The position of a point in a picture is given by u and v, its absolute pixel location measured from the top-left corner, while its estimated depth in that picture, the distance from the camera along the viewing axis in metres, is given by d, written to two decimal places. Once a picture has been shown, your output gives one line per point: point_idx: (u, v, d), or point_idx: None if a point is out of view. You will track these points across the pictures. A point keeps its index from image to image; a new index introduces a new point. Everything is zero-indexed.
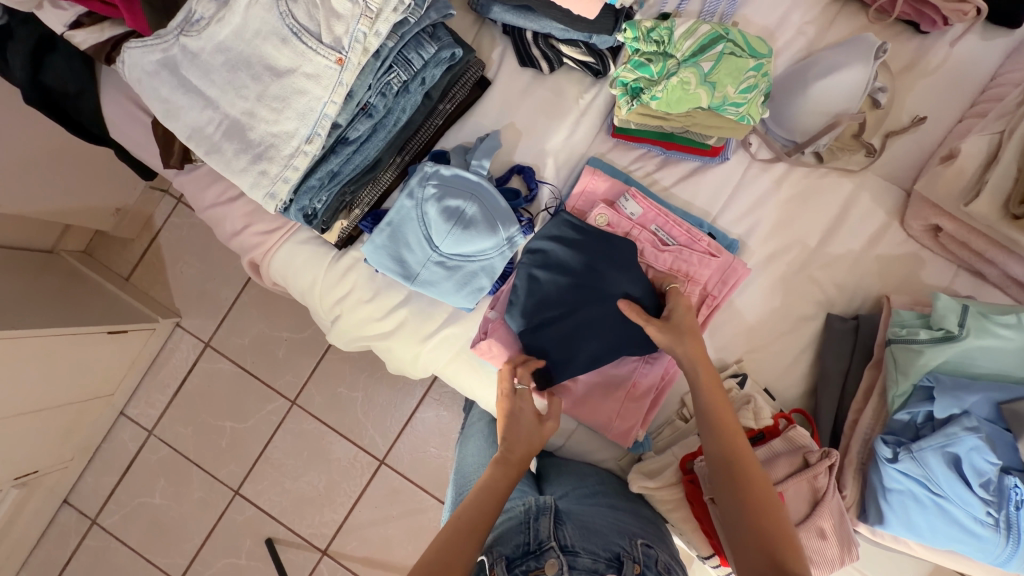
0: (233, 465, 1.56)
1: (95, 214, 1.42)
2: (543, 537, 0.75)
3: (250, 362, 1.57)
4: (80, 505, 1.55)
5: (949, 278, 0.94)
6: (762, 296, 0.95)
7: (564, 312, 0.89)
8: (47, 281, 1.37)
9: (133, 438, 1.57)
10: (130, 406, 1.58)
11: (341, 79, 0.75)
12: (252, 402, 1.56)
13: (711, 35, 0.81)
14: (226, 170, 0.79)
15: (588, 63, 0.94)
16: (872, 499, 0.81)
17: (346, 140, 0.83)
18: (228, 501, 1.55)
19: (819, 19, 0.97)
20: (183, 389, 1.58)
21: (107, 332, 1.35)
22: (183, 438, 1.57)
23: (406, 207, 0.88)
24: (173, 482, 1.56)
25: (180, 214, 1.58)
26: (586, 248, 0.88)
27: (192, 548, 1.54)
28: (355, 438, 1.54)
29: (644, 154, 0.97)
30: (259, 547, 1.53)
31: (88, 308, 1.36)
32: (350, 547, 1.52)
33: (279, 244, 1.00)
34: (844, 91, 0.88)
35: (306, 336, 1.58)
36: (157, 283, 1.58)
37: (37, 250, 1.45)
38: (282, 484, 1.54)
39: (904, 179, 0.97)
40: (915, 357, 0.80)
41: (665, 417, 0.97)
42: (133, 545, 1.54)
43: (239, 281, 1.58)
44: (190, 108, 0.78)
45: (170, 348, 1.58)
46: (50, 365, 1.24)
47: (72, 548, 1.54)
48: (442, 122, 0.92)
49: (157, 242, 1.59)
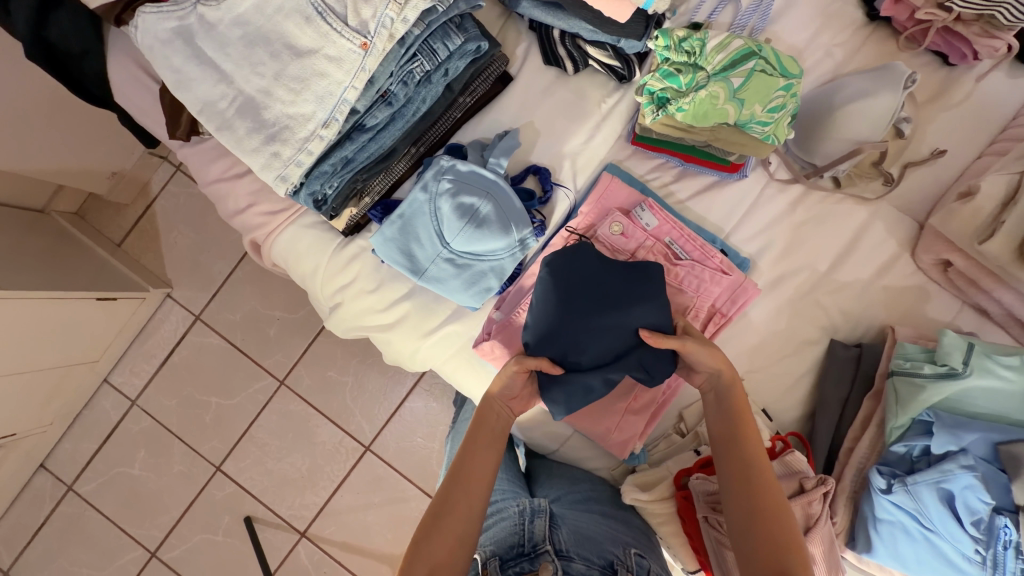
0: (216, 441, 1.54)
1: (90, 176, 1.38)
2: (537, 541, 0.76)
3: (241, 339, 1.54)
4: (57, 471, 1.52)
5: (953, 313, 0.95)
6: (767, 316, 0.95)
7: (576, 329, 0.83)
8: (34, 241, 1.33)
9: (115, 406, 1.54)
10: (114, 374, 1.55)
11: (364, 65, 0.73)
12: (240, 379, 1.54)
13: (744, 50, 0.78)
14: (236, 148, 0.76)
15: (614, 67, 0.92)
16: (862, 528, 0.82)
17: (363, 127, 0.81)
18: (209, 476, 1.53)
19: (847, 42, 0.97)
20: (170, 361, 1.55)
21: (96, 299, 1.32)
22: (167, 411, 1.54)
23: (419, 200, 0.85)
24: (154, 453, 1.53)
25: (177, 182, 1.54)
26: (602, 276, 0.86)
27: (169, 521, 1.52)
28: (342, 423, 1.53)
29: (662, 164, 0.96)
30: (237, 525, 1.52)
31: (76, 273, 1.32)
32: (329, 531, 1.51)
33: (283, 227, 0.98)
34: (873, 117, 0.86)
35: (298, 316, 1.55)
36: (150, 251, 1.55)
37: (26, 208, 1.40)
38: (264, 464, 1.53)
39: (919, 211, 0.97)
40: (917, 392, 0.80)
41: (662, 430, 0.96)
42: (109, 514, 1.52)
43: (235, 256, 1.55)
44: (203, 81, 0.75)
45: (159, 318, 1.55)
46: (34, 329, 1.21)
47: (46, 513, 1.51)
48: (460, 115, 0.91)
49: (152, 210, 1.55)
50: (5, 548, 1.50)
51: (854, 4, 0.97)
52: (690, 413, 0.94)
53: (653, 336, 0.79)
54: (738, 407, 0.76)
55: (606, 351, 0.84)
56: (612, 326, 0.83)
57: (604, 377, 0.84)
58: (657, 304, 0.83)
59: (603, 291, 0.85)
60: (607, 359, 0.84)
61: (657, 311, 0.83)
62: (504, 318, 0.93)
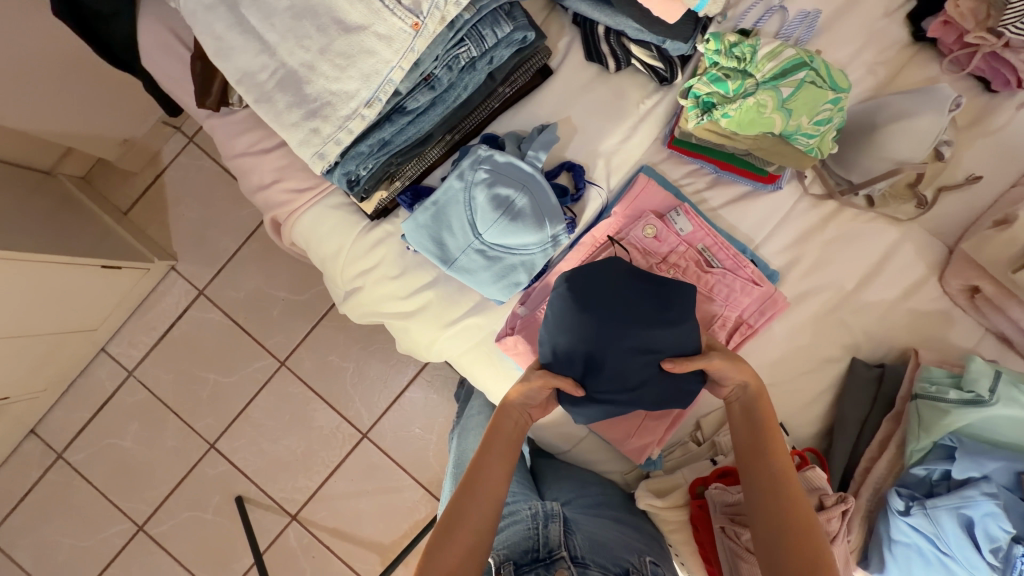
0: (211, 418, 1.52)
1: (101, 142, 1.36)
2: (553, 546, 0.76)
3: (243, 317, 1.52)
4: (47, 438, 1.50)
5: (975, 339, 0.94)
6: (791, 331, 0.94)
7: (595, 345, 0.81)
8: (40, 203, 1.30)
9: (111, 376, 1.52)
10: (112, 343, 1.52)
11: (414, 45, 0.70)
12: (239, 357, 1.52)
13: (796, 60, 0.77)
14: (275, 122, 0.74)
15: (657, 68, 0.91)
16: (876, 548, 0.82)
17: (404, 110, 0.79)
18: (202, 453, 1.51)
19: (891, 61, 0.96)
20: (169, 334, 1.53)
21: (99, 267, 1.29)
22: (164, 384, 1.52)
23: (454, 188, 0.83)
24: (147, 426, 1.51)
25: (189, 153, 1.52)
26: (626, 296, 0.83)
27: (158, 495, 1.50)
28: (341, 408, 1.51)
29: (696, 171, 0.95)
30: (228, 504, 1.50)
31: (80, 239, 1.29)
32: (320, 515, 1.50)
33: (308, 206, 0.96)
34: (916, 138, 0.86)
35: (304, 298, 1.53)
36: (156, 222, 1.52)
37: (33, 168, 1.36)
38: (259, 444, 1.51)
39: (949, 235, 0.97)
40: (940, 417, 0.81)
41: (678, 437, 0.95)
42: (97, 485, 1.50)
43: (243, 233, 1.53)
44: (244, 50, 0.73)
45: (162, 289, 1.53)
46: (37, 292, 1.18)
47: (33, 480, 1.49)
48: (498, 105, 0.90)
49: (161, 180, 1.52)
50: None
51: (901, 22, 0.96)
52: (708, 422, 0.93)
53: (678, 364, 0.77)
54: (763, 411, 0.77)
55: (624, 371, 0.82)
56: (631, 347, 0.81)
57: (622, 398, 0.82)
58: (680, 330, 0.81)
59: (627, 311, 0.82)
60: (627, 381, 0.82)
61: (681, 336, 0.81)
62: (529, 314, 0.92)
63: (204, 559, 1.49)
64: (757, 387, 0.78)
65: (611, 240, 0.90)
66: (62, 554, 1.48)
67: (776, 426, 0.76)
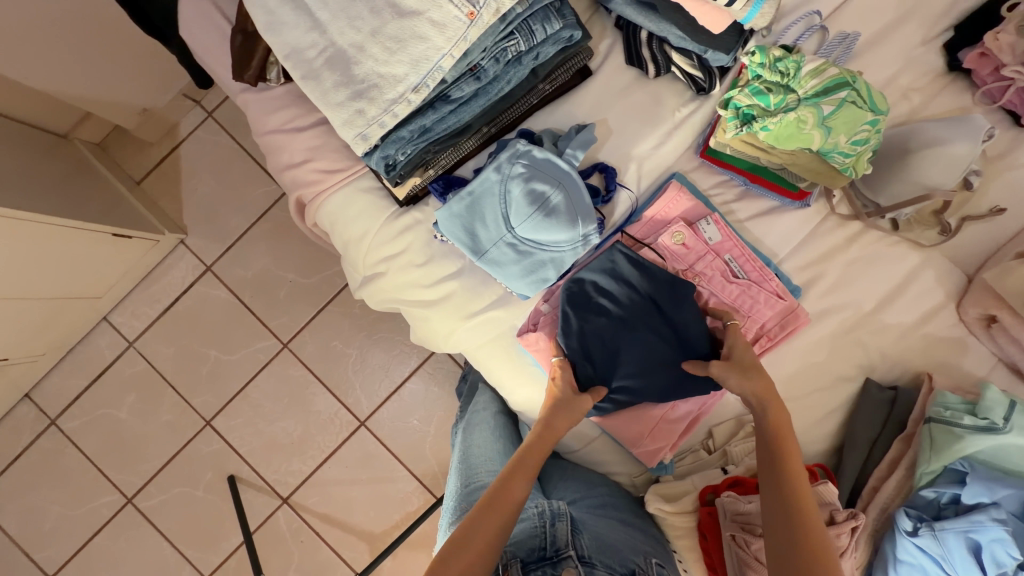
0: (209, 395, 1.51)
1: (120, 109, 1.35)
2: (560, 545, 0.74)
3: (249, 297, 1.52)
4: (42, 403, 1.48)
5: (987, 368, 0.95)
6: (808, 347, 0.95)
7: (607, 335, 0.89)
8: (56, 164, 1.29)
9: (111, 346, 1.51)
10: (115, 313, 1.51)
11: (467, 35, 0.70)
12: (242, 336, 1.51)
13: (838, 79, 0.78)
14: (320, 100, 0.74)
15: (696, 77, 0.91)
16: (881, 567, 0.83)
17: (447, 98, 0.79)
18: (197, 430, 1.50)
19: (925, 88, 0.97)
20: (172, 308, 1.52)
21: (110, 235, 1.29)
22: (163, 357, 1.51)
23: (490, 179, 0.84)
24: (144, 399, 1.50)
25: (207, 128, 1.51)
26: (643, 291, 0.89)
27: (150, 469, 1.49)
28: (340, 394, 1.51)
29: (726, 182, 0.96)
30: (219, 482, 1.49)
31: (92, 204, 1.28)
32: (311, 500, 1.49)
33: (336, 187, 0.95)
34: (947, 165, 0.87)
35: (311, 281, 1.52)
36: (169, 194, 1.51)
37: (50, 131, 1.35)
38: (256, 425, 1.50)
39: (970, 264, 0.98)
40: (954, 441, 0.81)
41: (690, 445, 0.95)
42: (89, 455, 1.49)
43: (255, 211, 1.52)
44: (295, 27, 0.74)
45: (168, 263, 1.52)
46: (48, 253, 1.17)
47: (24, 445, 1.48)
48: (536, 101, 0.90)
49: (176, 152, 1.51)
50: None
51: (937, 51, 0.97)
52: (720, 431, 0.94)
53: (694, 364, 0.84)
54: (776, 419, 0.78)
55: (637, 363, 0.88)
56: (642, 337, 0.89)
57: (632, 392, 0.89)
58: (687, 316, 0.88)
59: (639, 304, 0.89)
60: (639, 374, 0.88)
61: (687, 324, 0.88)
62: (552, 312, 0.93)
63: (191, 537, 1.48)
64: (773, 394, 0.79)
65: (638, 243, 0.92)
66: (48, 521, 1.47)
67: (786, 429, 0.77)
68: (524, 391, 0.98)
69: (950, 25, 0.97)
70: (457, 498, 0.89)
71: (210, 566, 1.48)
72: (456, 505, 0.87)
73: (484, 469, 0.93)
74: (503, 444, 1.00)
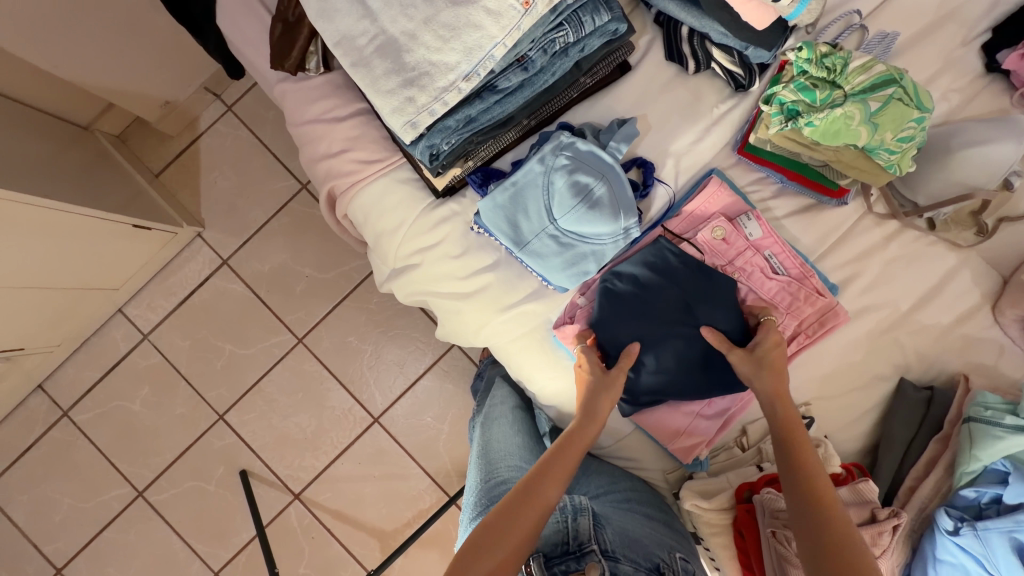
0: (223, 389, 1.50)
1: (141, 100, 1.35)
2: (583, 540, 0.76)
3: (265, 291, 1.51)
4: (54, 395, 1.48)
5: (1022, 370, 0.95)
6: (843, 346, 0.94)
7: (641, 318, 0.88)
8: (79, 154, 1.29)
9: (126, 338, 1.50)
10: (130, 305, 1.51)
11: (521, 24, 0.70)
12: (256, 331, 1.51)
13: (886, 76, 0.78)
14: (369, 88, 0.73)
15: (735, 74, 0.92)
16: (920, 565, 0.83)
17: (494, 88, 0.79)
18: (210, 423, 1.50)
19: (963, 89, 0.97)
20: (188, 301, 1.51)
21: (131, 226, 1.29)
22: (179, 350, 1.51)
23: (534, 171, 0.83)
24: (157, 391, 1.50)
25: (227, 122, 1.51)
26: (681, 280, 0.88)
27: (161, 463, 1.49)
28: (355, 390, 1.50)
29: (762, 179, 0.96)
30: (230, 477, 1.49)
31: (112, 194, 1.28)
32: (324, 497, 1.48)
33: (374, 177, 0.96)
34: (989, 166, 0.87)
35: (328, 277, 1.52)
36: (188, 187, 1.51)
37: (73, 121, 1.36)
38: (270, 420, 1.50)
39: (1005, 266, 0.98)
40: (995, 441, 0.81)
41: (723, 442, 0.95)
42: (101, 448, 1.48)
43: (274, 206, 1.52)
44: (347, 14, 0.74)
45: (185, 256, 1.52)
46: (69, 240, 1.17)
47: (36, 436, 1.47)
48: (576, 94, 0.91)
49: (197, 145, 1.51)
50: None
51: (975, 53, 0.97)
52: (755, 429, 0.93)
53: (712, 335, 0.84)
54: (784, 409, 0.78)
55: (671, 351, 0.88)
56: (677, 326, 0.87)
57: (665, 384, 0.88)
58: (713, 310, 0.87)
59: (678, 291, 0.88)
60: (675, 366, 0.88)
61: (721, 316, 0.87)
62: (588, 305, 0.93)
63: (201, 531, 1.47)
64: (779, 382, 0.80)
65: (678, 238, 0.92)
66: (59, 513, 1.46)
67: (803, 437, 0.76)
68: (553, 385, 0.98)
69: (989, 27, 0.97)
70: (479, 493, 0.88)
71: (220, 562, 1.47)
72: (478, 500, 0.87)
73: (505, 464, 0.92)
74: (522, 438, 1.00)
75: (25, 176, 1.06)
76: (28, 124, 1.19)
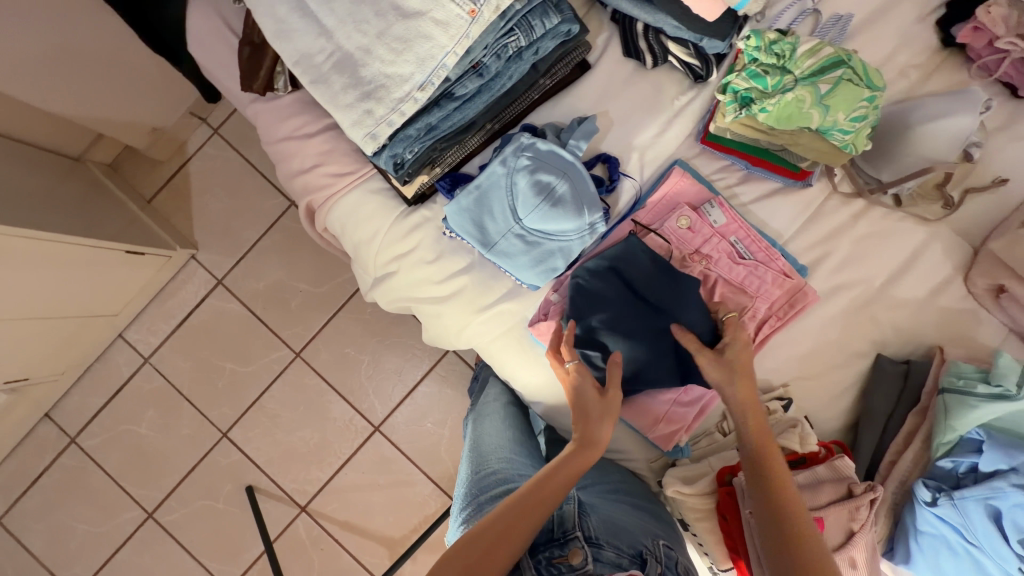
0: (226, 407, 1.53)
1: (130, 129, 1.38)
2: (568, 527, 0.75)
3: (262, 309, 1.54)
4: (62, 422, 1.51)
5: (1000, 339, 0.95)
6: (819, 326, 0.95)
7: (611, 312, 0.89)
8: (74, 185, 1.33)
9: (129, 363, 1.53)
10: (130, 330, 1.54)
11: (470, 32, 0.72)
12: (256, 348, 1.54)
13: (833, 59, 0.80)
14: (329, 103, 0.76)
15: (693, 66, 0.94)
16: (902, 538, 0.84)
17: (452, 96, 0.81)
18: (214, 442, 1.52)
19: (922, 65, 0.98)
20: (187, 322, 1.54)
21: (124, 252, 1.31)
22: (181, 371, 1.54)
23: (496, 173, 0.86)
24: (162, 413, 1.53)
25: (215, 145, 1.54)
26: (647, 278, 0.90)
27: (170, 483, 1.51)
28: (355, 401, 1.53)
29: (728, 166, 0.97)
30: (238, 493, 1.51)
31: (107, 222, 1.31)
32: (330, 508, 1.51)
33: (347, 190, 0.98)
34: (949, 139, 0.88)
35: (323, 290, 1.55)
36: (180, 211, 1.54)
37: (65, 154, 1.39)
38: (273, 435, 1.52)
39: (976, 236, 0.98)
40: (970, 409, 0.82)
41: (704, 428, 0.96)
42: (110, 472, 1.51)
43: (265, 224, 1.55)
44: (305, 33, 0.76)
45: (181, 279, 1.54)
46: (66, 269, 1.20)
47: (47, 463, 1.50)
48: (537, 96, 0.93)
49: (186, 169, 1.55)
50: None
51: (931, 28, 0.99)
52: None
53: (680, 335, 0.85)
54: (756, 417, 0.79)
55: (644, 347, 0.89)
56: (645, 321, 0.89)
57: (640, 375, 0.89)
58: (683, 300, 0.88)
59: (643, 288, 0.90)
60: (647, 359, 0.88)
61: (692, 306, 0.88)
62: (561, 301, 0.93)
63: (213, 548, 1.50)
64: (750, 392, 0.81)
65: (645, 228, 0.93)
66: (74, 538, 1.49)
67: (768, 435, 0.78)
68: (535, 380, 0.99)
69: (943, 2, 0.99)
70: (469, 484, 0.90)
71: None
72: (469, 493, 0.88)
73: (494, 456, 0.94)
74: (514, 432, 1.00)
75: (20, 210, 1.10)
76: (24, 160, 1.24)
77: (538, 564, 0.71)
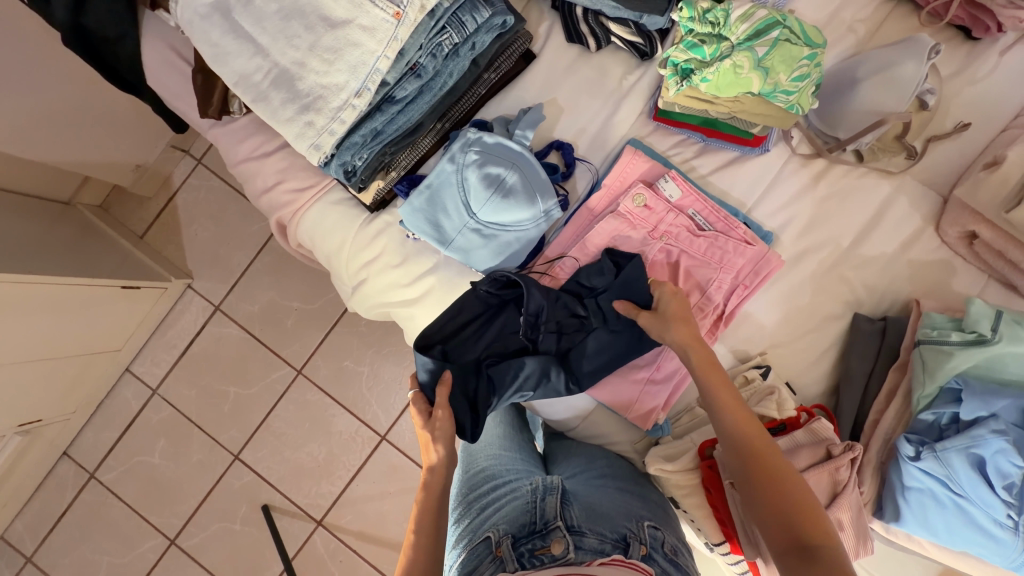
0: (234, 430, 1.53)
1: (114, 169, 1.38)
2: (548, 517, 0.73)
3: (259, 329, 1.53)
4: (79, 459, 1.53)
5: (979, 287, 0.94)
6: (791, 292, 0.94)
7: (463, 333, 0.92)
8: (68, 230, 1.37)
9: (137, 396, 1.54)
10: (136, 363, 1.55)
11: (396, 34, 0.75)
12: (258, 368, 1.53)
13: (768, 20, 0.80)
14: (272, 119, 0.80)
15: (636, 44, 0.92)
16: (890, 497, 0.83)
17: (393, 99, 0.83)
18: (227, 465, 1.52)
19: (869, 18, 0.97)
20: (189, 352, 1.54)
21: (120, 288, 1.33)
22: (187, 400, 1.54)
23: (446, 171, 0.90)
24: (173, 442, 1.53)
25: (199, 175, 1.54)
26: (583, 266, 0.92)
27: (188, 509, 1.51)
28: (358, 412, 1.51)
29: (684, 141, 0.97)
30: (255, 513, 1.50)
31: (104, 262, 1.34)
32: (346, 519, 1.49)
33: (311, 203, 0.99)
34: (896, 88, 0.86)
35: (316, 307, 1.53)
36: (172, 244, 1.55)
37: (54, 200, 1.42)
38: (282, 453, 1.51)
39: (943, 184, 0.97)
40: (945, 360, 0.81)
41: (684, 404, 0.97)
42: (129, 501, 1.51)
43: (254, 247, 1.54)
44: (239, 54, 0.79)
45: (179, 308, 1.55)
46: (63, 308, 1.22)
47: (69, 500, 1.52)
48: (484, 91, 0.93)
49: (173, 203, 1.55)
50: (28, 535, 1.51)
51: None
52: None
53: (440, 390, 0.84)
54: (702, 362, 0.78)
55: (499, 363, 0.90)
56: (514, 333, 0.93)
57: (606, 361, 0.91)
58: (645, 282, 0.88)
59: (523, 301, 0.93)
60: (601, 349, 0.91)
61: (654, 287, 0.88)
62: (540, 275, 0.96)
63: (237, 571, 1.49)
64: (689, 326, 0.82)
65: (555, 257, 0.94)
66: (100, 571, 1.50)
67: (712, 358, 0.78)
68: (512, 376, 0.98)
69: None
70: (459, 484, 0.89)
71: None
72: (459, 493, 0.87)
73: (483, 456, 0.91)
74: (503, 428, 0.98)
75: (17, 259, 1.13)
76: (14, 209, 1.27)
77: (520, 556, 0.68)
